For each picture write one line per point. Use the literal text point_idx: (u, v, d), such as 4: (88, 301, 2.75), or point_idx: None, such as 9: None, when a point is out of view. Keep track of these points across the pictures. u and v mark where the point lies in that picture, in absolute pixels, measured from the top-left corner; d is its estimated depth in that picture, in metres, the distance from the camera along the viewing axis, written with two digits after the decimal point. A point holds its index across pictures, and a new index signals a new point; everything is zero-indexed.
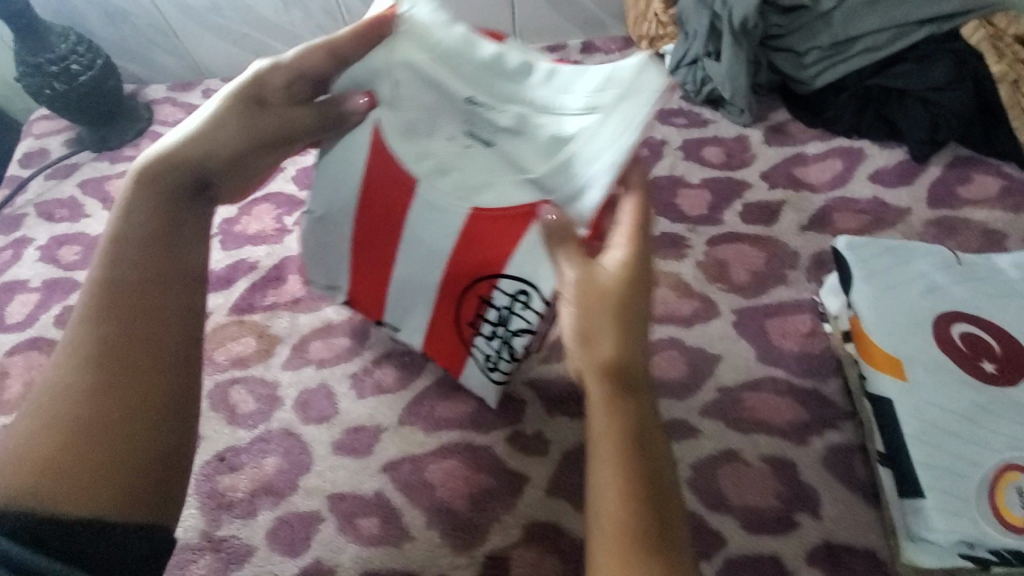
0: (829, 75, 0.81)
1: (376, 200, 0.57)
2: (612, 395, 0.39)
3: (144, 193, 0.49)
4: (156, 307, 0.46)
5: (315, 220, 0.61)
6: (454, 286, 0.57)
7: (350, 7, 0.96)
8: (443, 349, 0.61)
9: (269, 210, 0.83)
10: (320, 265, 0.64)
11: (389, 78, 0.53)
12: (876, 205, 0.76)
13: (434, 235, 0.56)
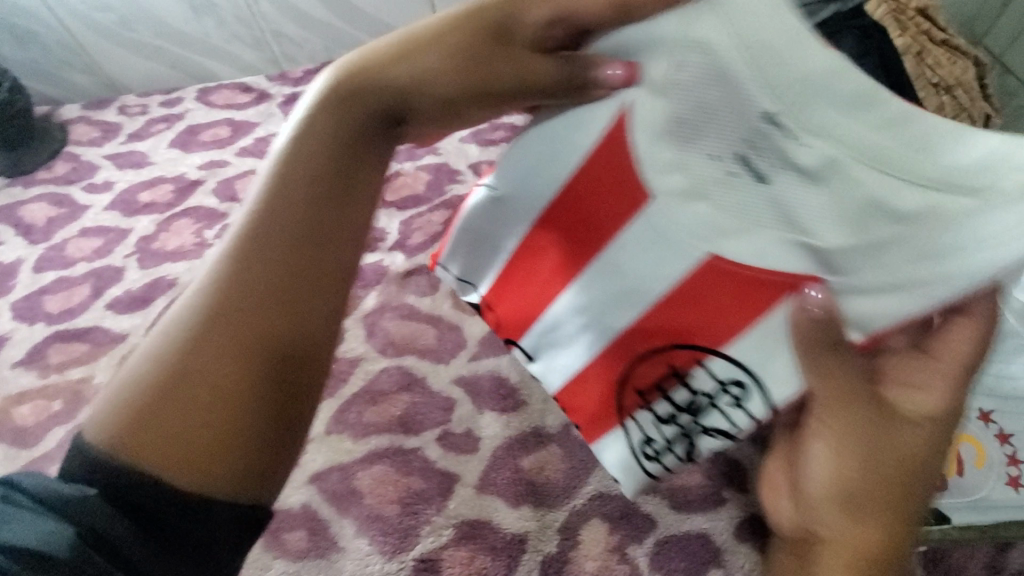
0: None
1: (580, 208, 0.45)
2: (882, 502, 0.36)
3: (336, 113, 0.40)
4: (303, 267, 0.37)
5: (493, 199, 0.50)
6: (627, 340, 0.47)
7: (263, 13, 0.94)
8: (584, 397, 0.51)
9: (189, 224, 0.81)
10: (467, 267, 0.57)
11: (661, 51, 0.34)
12: None
13: (646, 268, 0.43)
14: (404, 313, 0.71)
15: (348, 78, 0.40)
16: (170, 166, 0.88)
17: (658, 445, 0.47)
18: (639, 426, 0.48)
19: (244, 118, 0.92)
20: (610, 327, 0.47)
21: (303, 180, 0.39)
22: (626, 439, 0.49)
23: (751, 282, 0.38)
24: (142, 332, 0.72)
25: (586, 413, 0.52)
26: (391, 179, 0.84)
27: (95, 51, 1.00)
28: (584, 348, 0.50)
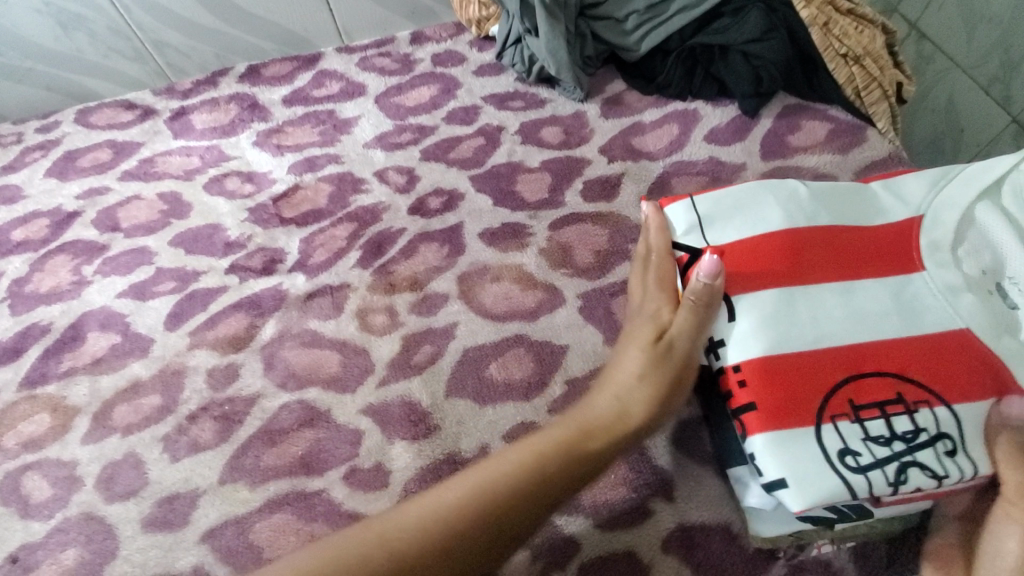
0: (652, 39, 0.79)
1: (837, 244, 0.50)
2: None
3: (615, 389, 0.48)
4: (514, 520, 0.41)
5: (795, 198, 0.53)
6: (844, 356, 0.44)
7: (139, 23, 0.86)
8: (767, 385, 0.43)
9: (66, 261, 0.73)
10: (715, 213, 0.53)
11: (941, 208, 0.52)
12: (712, 165, 0.74)
13: (839, 306, 0.47)
14: (305, 340, 0.65)
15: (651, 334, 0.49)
16: (45, 199, 0.79)
17: (865, 460, 0.41)
18: (841, 435, 0.41)
19: (126, 139, 0.84)
20: (846, 335, 0.45)
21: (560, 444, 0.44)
22: (817, 442, 0.41)
23: (976, 355, 0.44)
24: (13, 388, 0.64)
25: (765, 400, 0.43)
26: (289, 194, 0.76)
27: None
28: (745, 336, 0.46)
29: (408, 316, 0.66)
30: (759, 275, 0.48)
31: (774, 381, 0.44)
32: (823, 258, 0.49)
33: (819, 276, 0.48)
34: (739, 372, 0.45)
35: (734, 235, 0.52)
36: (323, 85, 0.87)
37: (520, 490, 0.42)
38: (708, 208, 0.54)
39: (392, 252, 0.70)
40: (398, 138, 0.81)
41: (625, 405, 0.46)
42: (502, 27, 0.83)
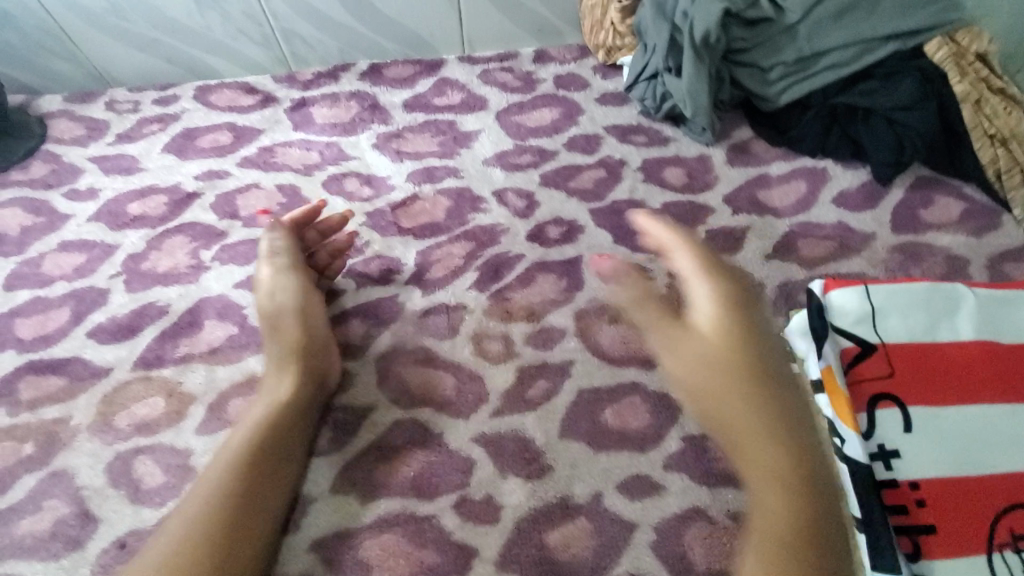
0: (795, 93, 0.76)
1: (1008, 362, 0.49)
2: (786, 468, 0.49)
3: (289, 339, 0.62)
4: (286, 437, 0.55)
5: (967, 304, 0.52)
6: (1011, 483, 0.44)
7: (274, 11, 0.84)
8: (943, 509, 0.44)
9: (184, 243, 0.73)
10: (890, 306, 0.51)
11: None
12: (840, 231, 0.72)
13: (1011, 426, 0.46)
14: (419, 358, 0.65)
15: (264, 299, 0.64)
16: (163, 175, 0.79)
17: None
18: (1012, 567, 0.42)
19: (247, 124, 0.84)
20: (1016, 463, 0.45)
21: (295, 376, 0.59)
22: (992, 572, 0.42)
23: None
24: (127, 368, 0.64)
25: (943, 527, 0.43)
26: (408, 203, 0.77)
27: (75, 37, 0.84)
28: (917, 452, 0.46)
29: (524, 346, 0.66)
30: (929, 388, 0.48)
31: (946, 505, 0.44)
32: (1001, 376, 0.48)
33: (989, 397, 0.48)
34: (915, 491, 0.45)
35: (908, 337, 0.50)
36: (444, 94, 0.88)
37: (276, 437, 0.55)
38: (882, 300, 0.52)
39: (510, 278, 0.71)
40: (519, 159, 0.81)
41: (281, 390, 0.58)
42: (639, 59, 0.80)
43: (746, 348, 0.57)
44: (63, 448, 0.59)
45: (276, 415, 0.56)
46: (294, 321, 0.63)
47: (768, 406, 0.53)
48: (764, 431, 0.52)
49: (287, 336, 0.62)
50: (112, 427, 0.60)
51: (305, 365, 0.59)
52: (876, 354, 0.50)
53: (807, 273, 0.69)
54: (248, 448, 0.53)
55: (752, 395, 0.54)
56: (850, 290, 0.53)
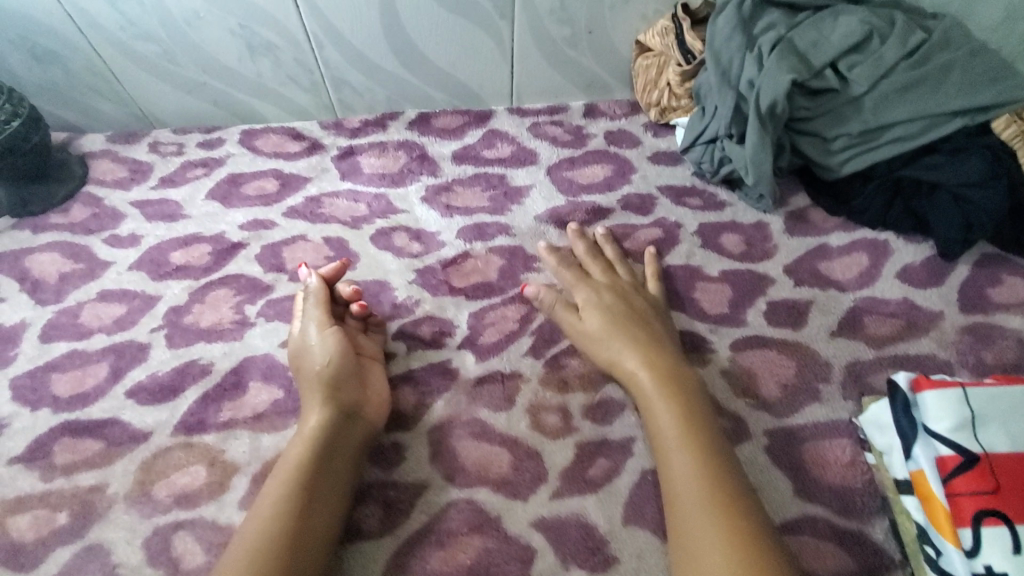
0: (857, 165, 0.76)
1: None
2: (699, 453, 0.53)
3: (325, 370, 0.61)
4: (320, 474, 0.54)
5: None
6: None
7: (327, 61, 0.81)
8: None
9: (228, 296, 0.70)
10: (988, 412, 0.50)
11: None
12: (906, 308, 0.70)
13: None
14: (474, 430, 0.62)
15: (303, 340, 0.64)
16: (208, 223, 0.77)
17: None
18: None
19: (293, 171, 0.82)
20: None
21: (328, 414, 0.58)
22: None
23: None
24: (168, 431, 0.61)
25: None
26: (458, 261, 0.75)
27: (121, 77, 0.81)
28: None
29: (582, 420, 0.63)
30: None
31: None
32: None
33: None
34: None
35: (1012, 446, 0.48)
36: (493, 146, 0.87)
37: (311, 476, 0.53)
38: (980, 404, 0.50)
39: (565, 343, 0.68)
40: (571, 217, 0.79)
41: (313, 422, 0.57)
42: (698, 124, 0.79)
43: (642, 346, 0.62)
44: (98, 520, 0.55)
45: (311, 448, 0.55)
46: (333, 358, 0.62)
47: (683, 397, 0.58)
48: (679, 424, 0.56)
49: (312, 378, 0.61)
50: (151, 497, 0.57)
51: (332, 398, 0.59)
52: (979, 464, 0.48)
53: (875, 353, 0.67)
54: (289, 485, 0.52)
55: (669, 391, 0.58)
56: (943, 391, 0.51)
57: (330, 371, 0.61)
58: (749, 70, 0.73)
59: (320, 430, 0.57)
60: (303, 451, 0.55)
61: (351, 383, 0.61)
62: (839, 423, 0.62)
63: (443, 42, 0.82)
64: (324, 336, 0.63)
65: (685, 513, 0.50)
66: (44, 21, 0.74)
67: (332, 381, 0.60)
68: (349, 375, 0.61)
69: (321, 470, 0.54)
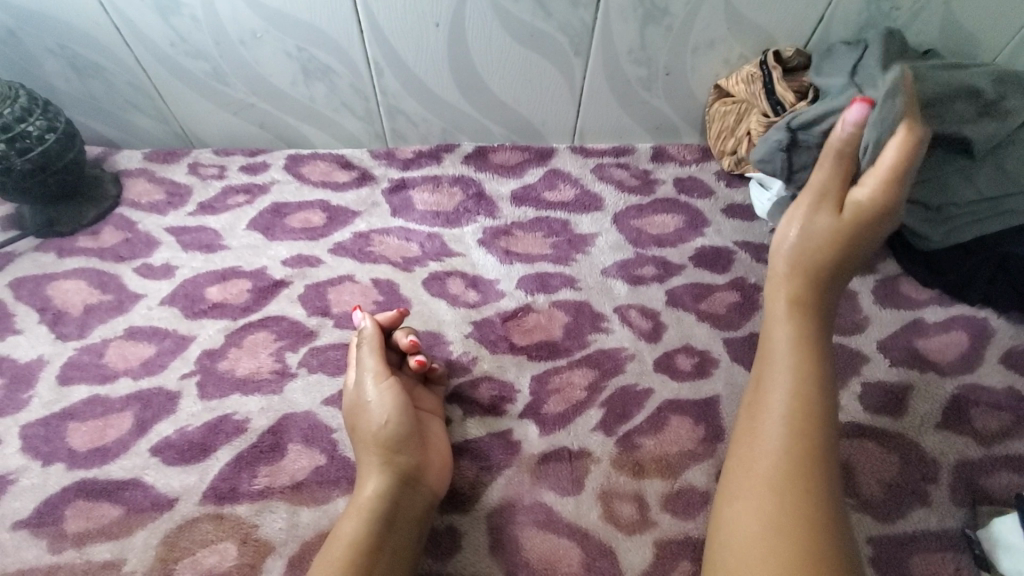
0: (957, 236, 0.70)
1: None
2: (794, 416, 0.46)
3: (383, 426, 0.54)
4: (377, 552, 0.47)
5: None
6: None
7: (386, 88, 0.75)
8: None
9: (267, 340, 0.64)
10: None
11: None
12: (1015, 400, 0.64)
13: None
14: (538, 518, 0.55)
15: (358, 392, 0.57)
16: (248, 256, 0.71)
17: None
18: None
19: (341, 204, 0.76)
20: None
21: (384, 481, 0.52)
22: None
23: None
24: (195, 498, 0.54)
25: None
26: (520, 315, 0.68)
27: (163, 92, 0.76)
28: None
29: (661, 513, 0.56)
30: None
31: None
32: None
33: None
34: None
35: None
36: (556, 187, 0.80)
37: (366, 553, 0.47)
38: None
39: (639, 419, 0.62)
40: (640, 271, 0.73)
41: (368, 491, 0.51)
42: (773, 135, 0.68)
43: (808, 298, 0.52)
44: None
45: (367, 522, 0.49)
46: (390, 415, 0.55)
47: (798, 373, 0.48)
48: (785, 385, 0.48)
49: (368, 438, 0.55)
50: None
51: (390, 464, 0.52)
52: None
53: (984, 452, 0.61)
54: (343, 568, 0.45)
55: (798, 361, 0.49)
56: None
57: (388, 427, 0.54)
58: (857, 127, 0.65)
59: (379, 499, 0.50)
60: (360, 525, 0.49)
61: (412, 441, 0.54)
62: (950, 533, 0.57)
63: (510, 76, 0.75)
64: (380, 388, 0.56)
65: (750, 504, 0.43)
66: (90, 32, 0.68)
67: (390, 436, 0.54)
68: (411, 433, 0.54)
69: (380, 546, 0.48)
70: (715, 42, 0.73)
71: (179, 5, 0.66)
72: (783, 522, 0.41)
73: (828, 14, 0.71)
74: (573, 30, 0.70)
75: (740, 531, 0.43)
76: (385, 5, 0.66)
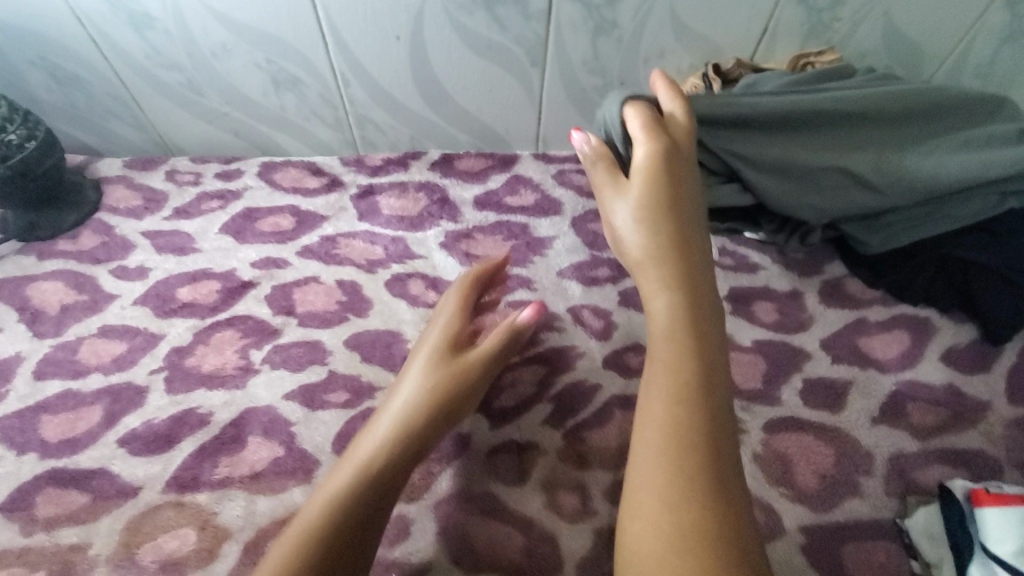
0: (899, 241, 0.73)
1: None
2: (682, 380, 0.47)
3: (428, 389, 0.58)
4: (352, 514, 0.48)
5: None
6: None
7: (353, 97, 0.79)
8: None
9: (233, 338, 0.67)
10: None
11: None
12: (952, 396, 0.67)
13: None
14: (484, 506, 0.58)
15: (431, 355, 0.61)
16: (218, 258, 0.74)
17: None
18: None
19: (310, 208, 0.80)
20: None
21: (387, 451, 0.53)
22: None
23: None
24: (160, 486, 0.57)
25: None
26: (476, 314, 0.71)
27: (142, 102, 0.79)
28: None
29: (602, 503, 0.58)
30: None
31: None
32: None
33: None
34: None
35: None
36: (518, 193, 0.83)
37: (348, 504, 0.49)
38: None
39: (585, 413, 0.64)
40: (595, 272, 0.76)
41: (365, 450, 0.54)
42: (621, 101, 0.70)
43: (670, 266, 0.55)
44: None
45: (365, 476, 0.51)
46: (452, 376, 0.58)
47: (682, 344, 0.50)
48: (671, 355, 0.50)
49: (426, 393, 0.58)
50: (135, 562, 0.53)
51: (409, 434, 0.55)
52: None
53: (920, 445, 0.63)
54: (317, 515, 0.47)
55: (678, 333, 0.51)
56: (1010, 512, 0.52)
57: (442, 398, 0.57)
58: (764, 138, 0.70)
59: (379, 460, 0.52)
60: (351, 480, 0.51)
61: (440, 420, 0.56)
62: (882, 523, 0.58)
63: (470, 86, 0.78)
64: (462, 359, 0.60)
65: (644, 473, 0.44)
66: (69, 45, 0.72)
67: (431, 404, 0.57)
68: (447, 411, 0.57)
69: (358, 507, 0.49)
70: (665, 53, 0.76)
71: (152, 20, 0.70)
72: (680, 482, 0.42)
73: (772, 26, 0.74)
74: (527, 42, 0.73)
75: (650, 497, 0.43)
76: (346, 18, 0.70)
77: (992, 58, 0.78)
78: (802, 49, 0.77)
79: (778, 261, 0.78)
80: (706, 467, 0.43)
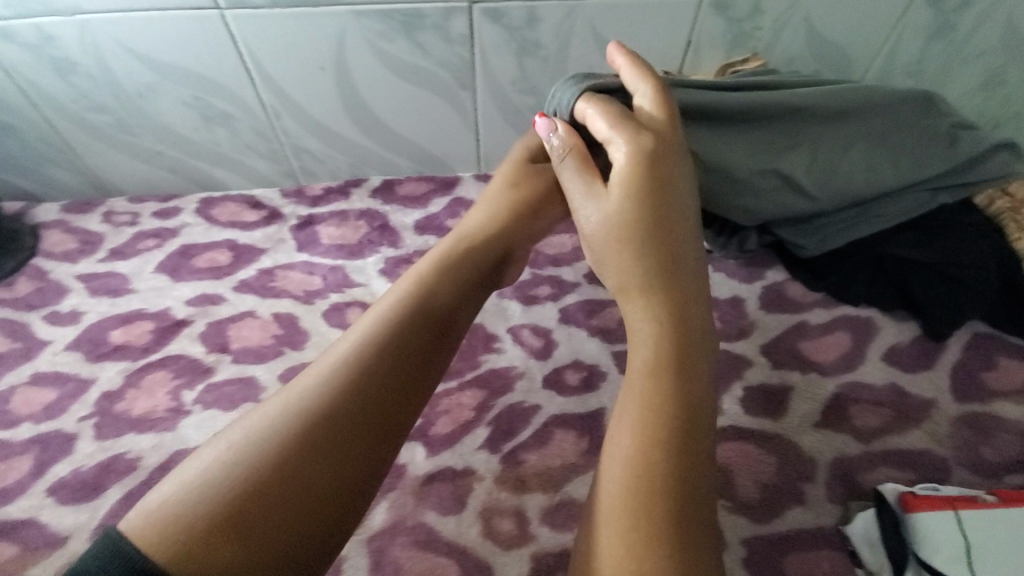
0: (832, 242, 0.72)
1: None
2: (658, 403, 0.45)
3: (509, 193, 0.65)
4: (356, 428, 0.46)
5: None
6: None
7: (285, 129, 0.79)
8: None
9: (165, 379, 0.66)
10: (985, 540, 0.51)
11: None
12: (895, 396, 0.66)
13: None
14: (419, 538, 0.57)
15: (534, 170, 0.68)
16: (153, 298, 0.73)
17: None
18: None
19: (248, 242, 0.79)
20: None
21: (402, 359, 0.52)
22: None
23: None
24: (85, 536, 0.56)
25: None
26: None
27: (75, 145, 0.79)
28: None
29: (540, 527, 0.57)
30: None
31: None
32: None
33: None
34: None
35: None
36: (459, 215, 0.83)
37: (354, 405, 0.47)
38: (977, 532, 0.51)
39: (524, 436, 0.63)
40: (535, 291, 0.75)
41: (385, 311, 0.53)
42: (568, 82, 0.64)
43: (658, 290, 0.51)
44: None
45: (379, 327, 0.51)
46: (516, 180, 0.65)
47: (660, 364, 0.47)
48: (650, 372, 0.46)
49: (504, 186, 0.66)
50: None
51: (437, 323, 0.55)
52: None
53: (863, 447, 0.63)
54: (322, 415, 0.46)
55: (660, 351, 0.47)
56: (942, 516, 0.53)
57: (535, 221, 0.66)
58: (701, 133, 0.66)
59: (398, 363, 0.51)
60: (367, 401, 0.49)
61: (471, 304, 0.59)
62: (825, 530, 0.57)
63: (401, 111, 0.79)
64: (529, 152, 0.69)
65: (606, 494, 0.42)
66: None
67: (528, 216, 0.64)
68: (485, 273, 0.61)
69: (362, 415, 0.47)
70: (593, 69, 0.76)
71: (75, 64, 0.70)
72: (641, 505, 0.40)
73: (695, 38, 0.75)
74: (453, 66, 0.74)
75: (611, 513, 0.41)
76: (268, 51, 0.70)
77: (919, 57, 0.79)
78: (728, 58, 0.78)
79: (719, 268, 0.78)
80: (672, 497, 0.40)
